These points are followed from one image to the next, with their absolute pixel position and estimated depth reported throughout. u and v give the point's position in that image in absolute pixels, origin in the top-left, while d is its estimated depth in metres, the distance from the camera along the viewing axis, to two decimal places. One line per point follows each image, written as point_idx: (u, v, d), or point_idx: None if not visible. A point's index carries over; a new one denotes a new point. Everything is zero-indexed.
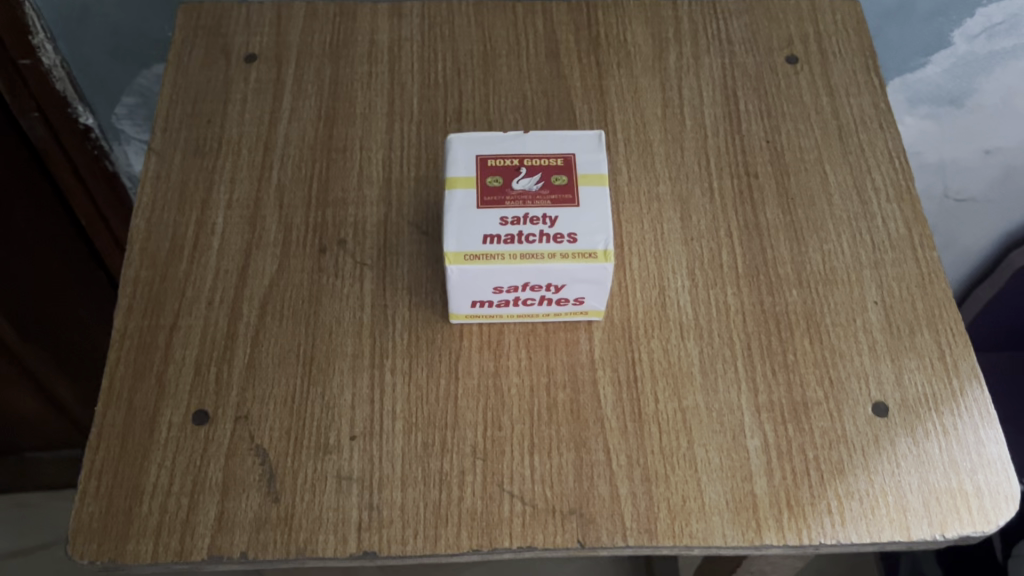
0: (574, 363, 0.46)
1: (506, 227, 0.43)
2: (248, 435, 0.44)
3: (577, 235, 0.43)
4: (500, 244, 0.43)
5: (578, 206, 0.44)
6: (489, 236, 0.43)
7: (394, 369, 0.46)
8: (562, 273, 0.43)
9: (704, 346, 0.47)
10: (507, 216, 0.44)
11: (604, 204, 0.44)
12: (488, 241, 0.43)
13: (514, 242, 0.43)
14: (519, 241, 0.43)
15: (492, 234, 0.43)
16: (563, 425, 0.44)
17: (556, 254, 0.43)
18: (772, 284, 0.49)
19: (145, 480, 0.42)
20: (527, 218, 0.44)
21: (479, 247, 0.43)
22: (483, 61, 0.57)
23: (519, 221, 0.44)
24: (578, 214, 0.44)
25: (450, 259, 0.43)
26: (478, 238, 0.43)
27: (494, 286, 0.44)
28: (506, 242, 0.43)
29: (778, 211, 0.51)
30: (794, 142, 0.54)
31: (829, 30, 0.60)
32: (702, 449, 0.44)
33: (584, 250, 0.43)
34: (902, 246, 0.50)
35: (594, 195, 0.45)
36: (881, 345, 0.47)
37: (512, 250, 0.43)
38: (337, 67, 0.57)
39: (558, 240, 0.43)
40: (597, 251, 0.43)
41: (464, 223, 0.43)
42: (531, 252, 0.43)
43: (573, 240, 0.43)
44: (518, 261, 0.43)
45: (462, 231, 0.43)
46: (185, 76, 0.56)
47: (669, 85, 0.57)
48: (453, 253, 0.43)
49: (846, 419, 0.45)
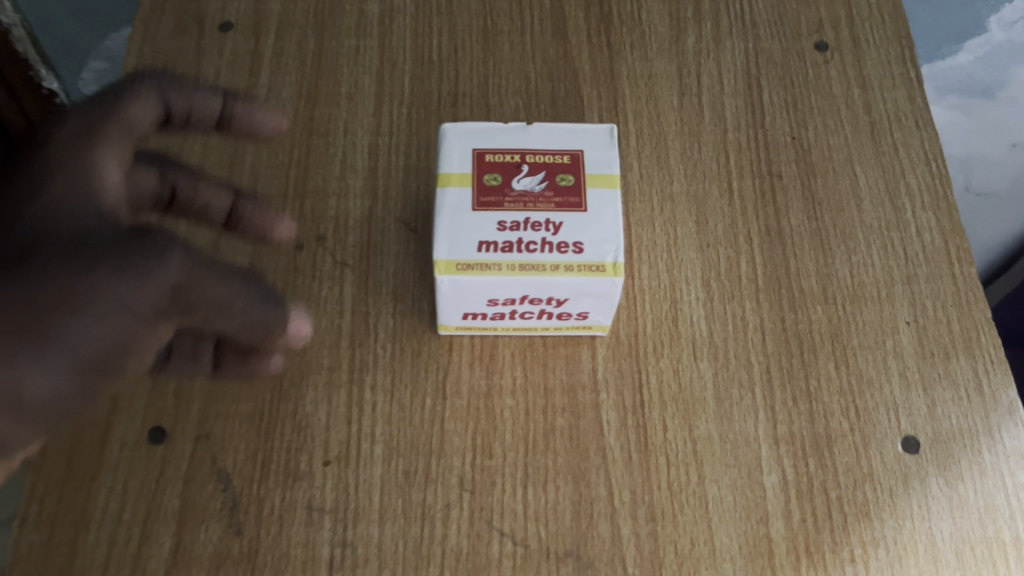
0: (574, 384, 0.42)
1: (503, 233, 0.39)
2: (210, 457, 0.39)
3: (583, 244, 0.39)
4: (496, 253, 0.38)
5: (585, 211, 0.40)
6: (485, 243, 0.38)
7: (375, 387, 0.41)
8: (565, 287, 0.39)
9: (719, 368, 0.42)
10: (506, 221, 0.39)
11: (614, 210, 0.40)
12: (483, 249, 0.38)
13: (512, 250, 0.38)
14: (519, 249, 0.38)
15: (489, 241, 0.38)
16: (561, 454, 0.40)
17: (559, 266, 0.38)
18: (795, 299, 0.44)
19: (93, 507, 0.38)
20: (527, 224, 0.39)
21: (473, 256, 0.38)
22: (483, 38, 0.52)
23: (518, 226, 0.39)
24: (584, 220, 0.39)
25: (439, 268, 0.38)
26: (472, 245, 0.38)
27: (488, 299, 0.39)
28: (503, 250, 0.38)
29: (803, 217, 0.47)
30: (823, 139, 0.49)
31: (863, 15, 0.54)
32: (714, 486, 0.39)
33: (591, 262, 0.38)
34: (938, 260, 0.46)
35: (603, 199, 0.40)
36: (913, 371, 0.43)
37: (510, 260, 0.38)
38: (321, 39, 0.51)
39: (562, 249, 0.39)
40: (605, 263, 0.38)
41: (457, 228, 0.39)
42: (531, 263, 0.38)
43: (579, 249, 0.39)
44: (516, 272, 0.38)
45: (454, 237, 0.38)
46: (152, 44, 0.51)
47: (686, 71, 0.51)
48: (444, 262, 0.38)
49: (873, 454, 0.41)
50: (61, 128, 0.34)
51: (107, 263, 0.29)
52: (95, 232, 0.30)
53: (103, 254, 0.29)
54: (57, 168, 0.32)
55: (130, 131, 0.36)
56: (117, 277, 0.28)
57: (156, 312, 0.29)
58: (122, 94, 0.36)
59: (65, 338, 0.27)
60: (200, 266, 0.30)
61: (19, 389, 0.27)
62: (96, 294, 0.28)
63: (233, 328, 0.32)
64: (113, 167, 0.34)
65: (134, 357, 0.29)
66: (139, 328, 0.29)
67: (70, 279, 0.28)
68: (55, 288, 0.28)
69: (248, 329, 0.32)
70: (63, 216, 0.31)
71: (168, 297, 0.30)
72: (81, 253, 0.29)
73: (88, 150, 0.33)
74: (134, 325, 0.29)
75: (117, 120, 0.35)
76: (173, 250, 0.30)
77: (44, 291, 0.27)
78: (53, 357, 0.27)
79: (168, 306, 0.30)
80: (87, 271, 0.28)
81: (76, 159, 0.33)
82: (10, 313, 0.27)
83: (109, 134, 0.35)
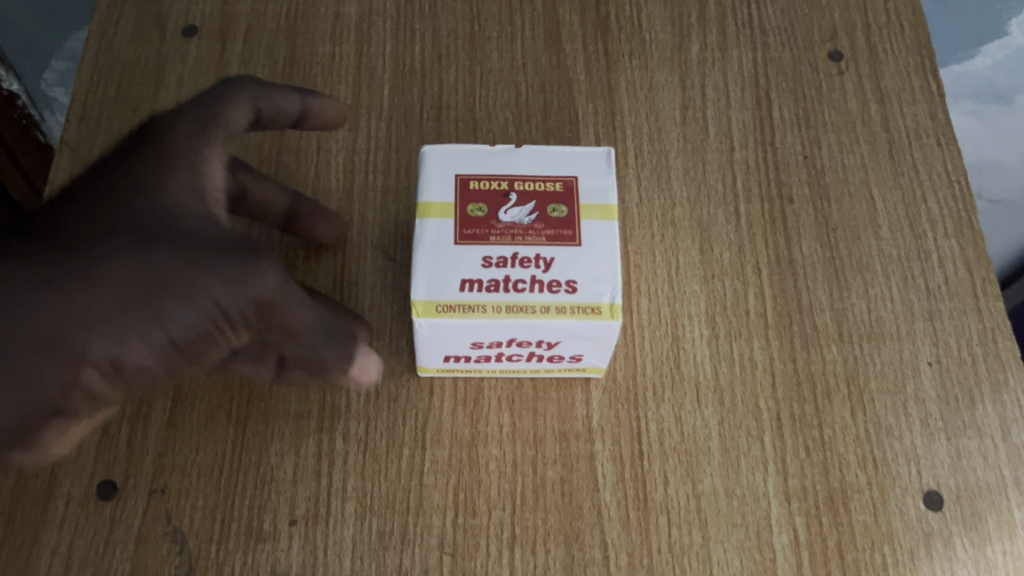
0: (567, 432, 0.38)
1: (489, 271, 0.35)
2: (165, 514, 0.36)
3: (577, 283, 0.35)
4: (481, 292, 0.34)
5: (579, 245, 0.36)
6: (468, 282, 0.34)
7: (348, 436, 0.38)
8: (557, 331, 0.35)
9: (725, 415, 0.39)
10: (492, 257, 0.35)
11: (611, 245, 0.36)
12: (466, 288, 0.34)
13: (499, 290, 0.34)
14: (505, 288, 0.35)
15: (472, 279, 0.35)
16: (551, 512, 0.36)
17: (551, 307, 0.34)
18: (808, 337, 0.41)
19: (33, 572, 0.34)
20: (516, 260, 0.35)
21: (456, 297, 0.34)
22: (470, 45, 0.48)
23: (506, 263, 0.35)
24: (578, 256, 0.36)
25: (417, 310, 0.34)
26: (454, 284, 0.34)
27: (472, 342, 0.36)
28: (488, 290, 0.34)
29: (816, 245, 0.43)
30: (837, 158, 0.45)
31: (880, 21, 0.50)
32: (719, 548, 0.36)
33: (585, 303, 0.34)
34: (962, 293, 0.42)
35: (599, 232, 0.36)
36: (936, 418, 0.39)
37: (496, 301, 0.34)
38: (293, 45, 0.47)
39: (553, 288, 0.35)
40: (601, 305, 0.35)
41: (437, 265, 0.35)
42: (519, 303, 0.34)
43: (572, 289, 0.35)
44: (502, 314, 0.34)
45: (434, 275, 0.34)
46: (110, 50, 0.47)
47: (690, 82, 0.48)
48: (422, 304, 0.34)
49: (893, 511, 0.37)
50: (181, 124, 0.35)
51: (211, 263, 0.31)
52: (204, 230, 0.32)
53: (211, 253, 0.31)
54: (172, 165, 0.34)
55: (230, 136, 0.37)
56: (219, 279, 0.31)
57: (241, 321, 0.32)
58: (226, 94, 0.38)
59: (163, 320, 0.30)
60: (289, 288, 0.33)
61: (121, 354, 0.30)
62: (198, 291, 0.31)
63: (297, 352, 0.35)
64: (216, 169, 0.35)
65: (212, 350, 0.32)
66: (224, 332, 0.32)
67: (179, 270, 0.30)
68: (166, 277, 0.30)
69: (309, 358, 0.35)
70: (182, 211, 0.32)
71: (255, 308, 0.32)
72: (194, 244, 0.31)
73: (200, 151, 0.35)
74: (220, 328, 0.32)
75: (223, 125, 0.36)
76: (271, 269, 0.32)
77: (156, 273, 0.30)
78: (151, 334, 0.30)
79: (250, 319, 0.32)
80: (195, 266, 0.31)
81: (187, 160, 0.34)
82: (129, 286, 0.30)
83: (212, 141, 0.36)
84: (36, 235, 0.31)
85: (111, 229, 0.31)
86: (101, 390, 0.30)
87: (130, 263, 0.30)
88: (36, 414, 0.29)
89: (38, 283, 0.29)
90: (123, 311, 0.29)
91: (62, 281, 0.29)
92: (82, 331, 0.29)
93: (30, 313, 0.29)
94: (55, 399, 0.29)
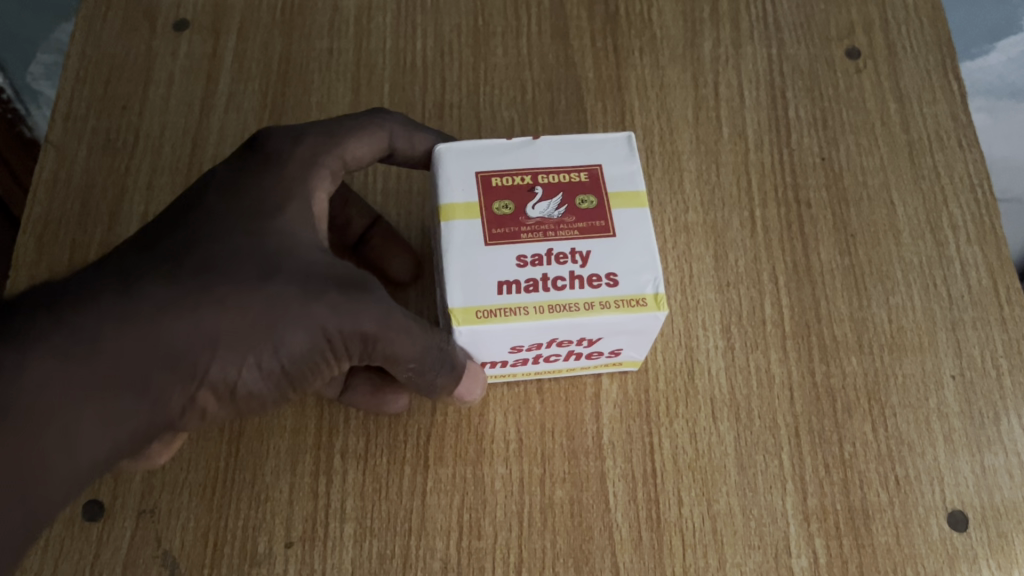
0: (576, 449, 0.36)
1: (526, 270, 0.33)
2: (154, 536, 0.34)
3: (617, 275, 0.33)
4: (521, 294, 0.32)
5: (614, 236, 0.34)
6: (505, 283, 0.32)
7: (346, 454, 0.36)
8: (601, 326, 0.33)
9: (741, 431, 0.37)
10: (526, 256, 0.33)
11: (648, 232, 0.34)
12: (504, 290, 0.32)
13: (538, 289, 0.32)
14: (545, 287, 0.32)
15: (509, 280, 0.32)
16: (560, 534, 0.35)
17: (594, 303, 0.32)
18: (826, 349, 0.39)
19: None
20: (551, 256, 0.33)
21: (494, 300, 0.32)
22: (474, 40, 0.46)
23: (542, 261, 0.33)
24: (615, 248, 0.34)
25: (456, 318, 0.31)
26: (490, 287, 0.32)
27: (511, 346, 0.34)
28: (528, 290, 0.32)
29: (834, 252, 0.41)
30: (855, 161, 0.44)
31: (899, 17, 0.48)
32: (736, 571, 0.34)
33: (629, 296, 0.32)
34: (986, 302, 0.40)
35: (632, 221, 0.34)
36: (959, 434, 0.37)
37: (537, 301, 0.32)
38: (289, 40, 0.45)
39: (594, 283, 0.33)
40: (645, 296, 0.33)
41: (470, 268, 0.32)
42: (561, 301, 0.32)
43: (613, 282, 0.33)
44: (546, 315, 0.32)
45: (468, 281, 0.32)
46: (97, 46, 0.45)
47: (702, 81, 0.46)
48: (461, 312, 0.31)
49: (917, 532, 0.35)
50: (296, 150, 0.33)
51: (328, 295, 0.30)
52: (318, 266, 0.31)
53: (327, 286, 0.30)
54: (290, 195, 0.32)
55: (343, 165, 0.35)
56: (333, 313, 0.30)
57: (346, 353, 0.31)
58: (353, 124, 0.35)
59: (280, 349, 0.29)
60: (397, 319, 0.31)
61: (238, 380, 0.29)
62: (310, 325, 0.29)
63: (405, 373, 0.33)
64: (325, 199, 0.34)
65: (314, 377, 0.31)
66: (330, 363, 0.31)
67: (296, 303, 0.29)
68: (287, 307, 0.29)
69: (419, 380, 0.33)
70: (299, 245, 0.31)
71: (359, 339, 0.31)
72: (313, 280, 0.30)
73: (312, 179, 0.33)
74: (326, 356, 0.31)
75: (338, 154, 0.34)
76: (379, 303, 0.31)
77: (276, 309, 0.29)
78: (266, 359, 0.29)
79: (352, 350, 0.31)
80: (312, 300, 0.29)
81: (301, 188, 0.33)
82: (254, 314, 0.29)
83: (324, 168, 0.34)
84: (157, 257, 0.29)
85: (234, 259, 0.29)
86: (213, 409, 0.30)
87: (255, 296, 0.29)
88: (153, 435, 0.28)
89: (164, 306, 0.27)
90: (245, 338, 0.28)
91: (191, 303, 0.28)
92: (208, 360, 0.28)
93: (161, 334, 0.27)
94: (172, 418, 0.29)
